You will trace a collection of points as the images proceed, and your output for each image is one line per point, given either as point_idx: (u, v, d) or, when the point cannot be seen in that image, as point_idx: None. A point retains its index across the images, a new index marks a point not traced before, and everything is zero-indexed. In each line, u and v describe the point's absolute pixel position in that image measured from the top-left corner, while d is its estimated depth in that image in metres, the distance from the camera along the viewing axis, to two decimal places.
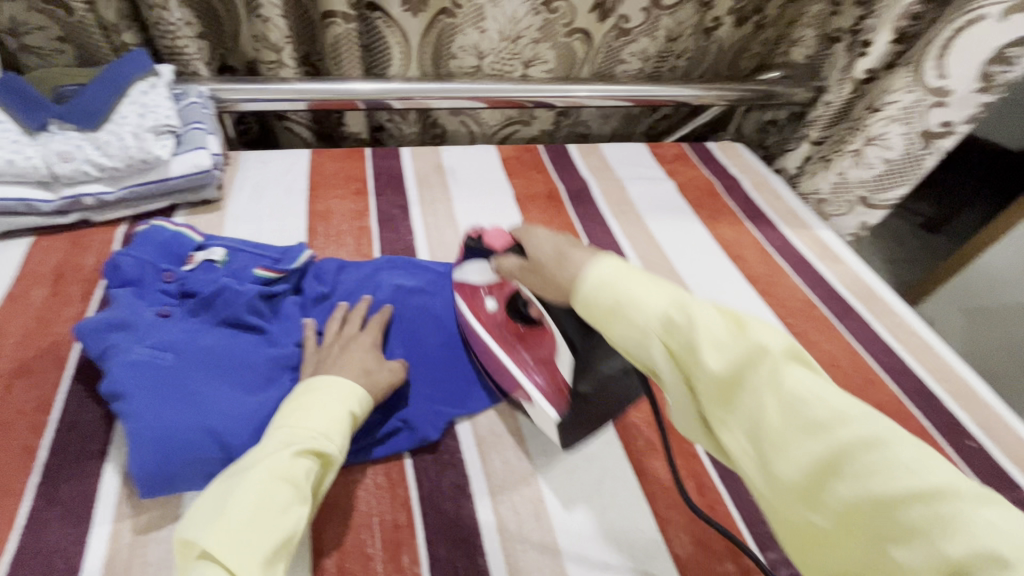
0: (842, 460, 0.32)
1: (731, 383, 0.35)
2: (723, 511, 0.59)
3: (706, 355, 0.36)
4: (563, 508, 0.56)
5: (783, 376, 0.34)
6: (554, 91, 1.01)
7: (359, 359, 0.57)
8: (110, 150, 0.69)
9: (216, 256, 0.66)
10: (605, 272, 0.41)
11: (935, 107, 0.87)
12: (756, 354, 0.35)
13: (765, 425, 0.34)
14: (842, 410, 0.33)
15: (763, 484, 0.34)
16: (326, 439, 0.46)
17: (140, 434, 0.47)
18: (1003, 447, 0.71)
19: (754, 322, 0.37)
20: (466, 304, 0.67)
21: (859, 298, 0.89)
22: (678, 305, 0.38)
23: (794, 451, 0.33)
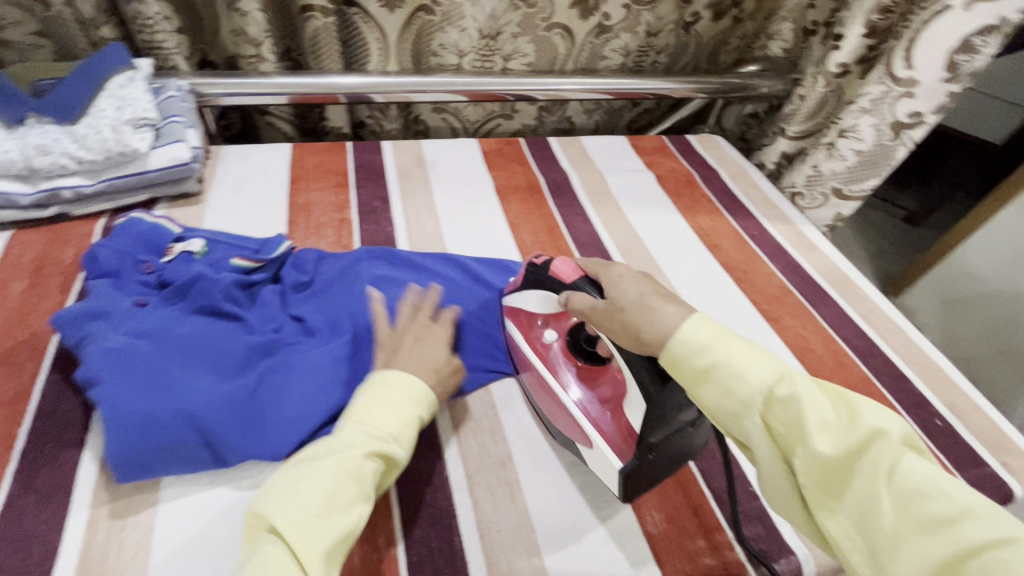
0: (963, 559, 0.35)
1: (842, 469, 0.40)
2: (696, 489, 0.60)
3: (818, 440, 0.40)
4: (537, 489, 0.58)
5: (897, 465, 0.39)
6: (534, 84, 1.02)
7: (435, 355, 0.57)
8: (88, 143, 0.69)
9: (195, 248, 0.67)
10: (702, 333, 0.45)
11: (904, 98, 0.89)
12: (871, 441, 0.40)
13: (878, 516, 0.38)
14: (956, 506, 0.37)
15: (874, 574, 0.38)
16: (392, 443, 0.47)
17: (116, 419, 0.48)
18: (970, 425, 0.73)
19: (862, 408, 0.42)
20: (519, 333, 0.64)
21: (833, 284, 0.91)
22: (780, 379, 0.43)
23: (910, 548, 0.37)
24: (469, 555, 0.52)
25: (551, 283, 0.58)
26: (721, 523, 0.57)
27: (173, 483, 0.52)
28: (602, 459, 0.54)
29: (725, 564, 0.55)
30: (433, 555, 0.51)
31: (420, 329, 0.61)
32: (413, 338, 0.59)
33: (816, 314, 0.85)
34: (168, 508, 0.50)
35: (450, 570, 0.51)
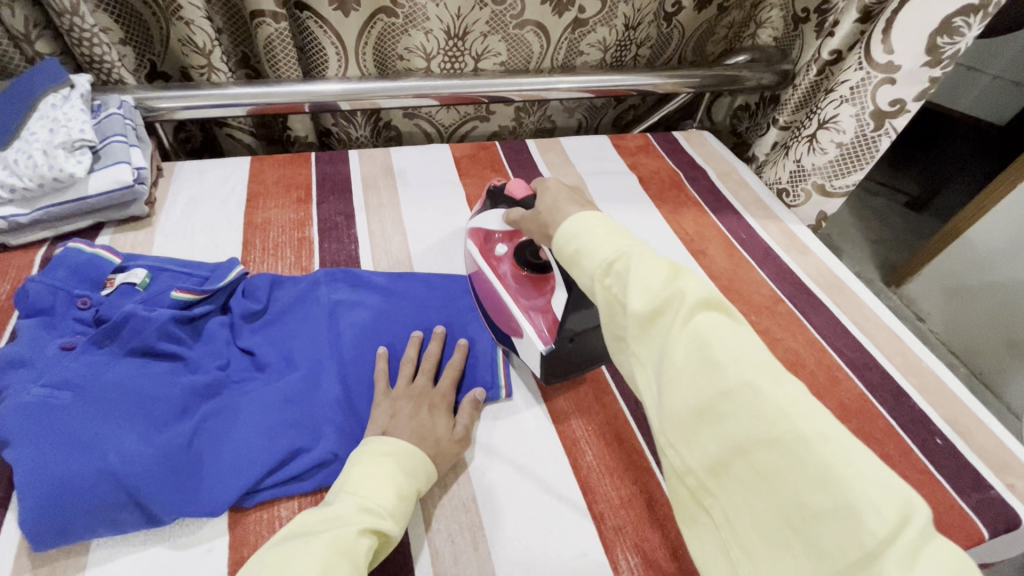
0: (723, 401, 0.33)
1: (646, 322, 0.37)
2: (675, 527, 0.56)
3: (631, 294, 0.38)
4: (503, 535, 0.53)
5: (692, 320, 0.35)
6: (507, 84, 0.97)
7: (426, 424, 0.55)
8: (19, 169, 0.64)
9: (137, 279, 0.62)
10: (577, 223, 0.45)
11: (884, 85, 0.83)
12: (675, 299, 0.37)
13: (669, 362, 0.35)
14: (738, 355, 0.34)
15: (656, 417, 0.37)
16: (389, 519, 0.45)
17: (31, 483, 0.44)
18: (970, 442, 0.69)
19: (687, 273, 0.39)
20: (475, 246, 0.72)
21: (824, 288, 0.86)
22: (620, 254, 0.41)
23: (684, 392, 0.35)
24: None
25: (507, 200, 0.66)
26: None
27: (103, 545, 0.48)
28: (527, 344, 0.64)
29: None
30: None
31: (423, 389, 0.59)
32: (415, 403, 0.57)
33: (807, 323, 0.80)
34: (96, 574, 0.46)
35: None
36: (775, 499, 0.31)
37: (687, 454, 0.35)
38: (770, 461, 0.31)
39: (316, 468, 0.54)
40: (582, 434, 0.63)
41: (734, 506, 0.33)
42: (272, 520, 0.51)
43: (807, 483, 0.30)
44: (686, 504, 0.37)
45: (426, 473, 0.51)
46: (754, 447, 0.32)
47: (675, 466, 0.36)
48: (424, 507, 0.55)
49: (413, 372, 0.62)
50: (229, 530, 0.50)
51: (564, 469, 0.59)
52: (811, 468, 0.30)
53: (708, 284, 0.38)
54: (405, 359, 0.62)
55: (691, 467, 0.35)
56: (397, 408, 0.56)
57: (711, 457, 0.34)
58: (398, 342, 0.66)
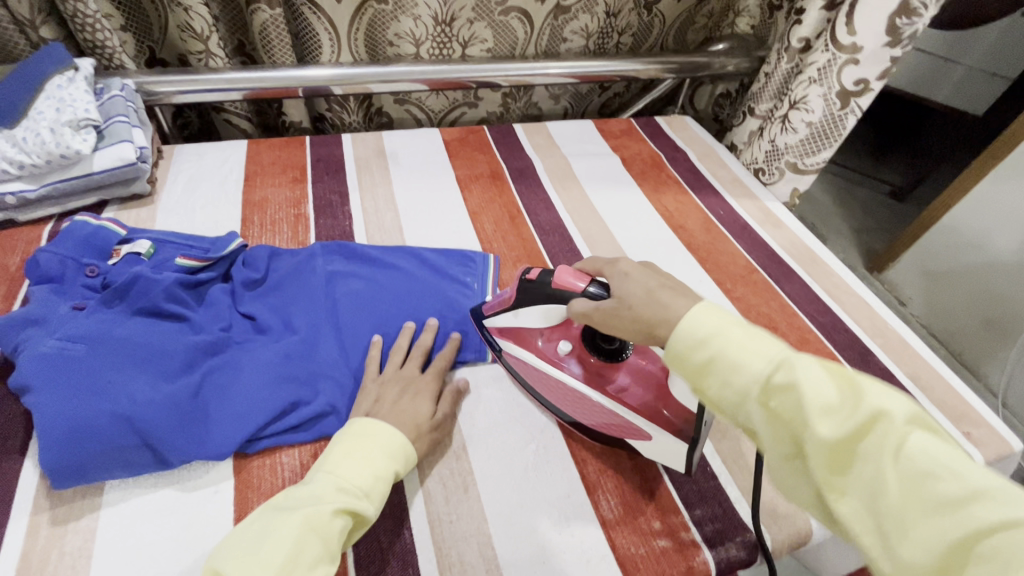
0: (980, 542, 0.29)
1: (846, 453, 0.34)
2: (652, 472, 0.60)
3: (818, 421, 0.35)
4: (489, 478, 0.57)
5: (906, 443, 0.33)
6: (494, 69, 1.01)
7: (411, 409, 0.56)
8: (28, 147, 0.67)
9: (141, 249, 0.66)
10: (702, 323, 0.41)
11: (847, 66, 0.88)
12: (878, 422, 0.34)
13: (886, 497, 0.32)
14: (977, 486, 0.31)
15: (891, 567, 0.32)
16: (363, 499, 0.46)
17: (47, 425, 0.47)
18: (932, 395, 0.73)
19: (866, 386, 0.36)
20: (525, 350, 0.62)
21: (798, 260, 0.90)
22: (776, 365, 0.37)
23: (922, 532, 0.31)
24: (420, 547, 0.52)
25: (550, 293, 0.54)
26: (676, 505, 0.57)
27: (117, 487, 0.51)
28: (662, 447, 0.54)
29: (681, 545, 0.54)
30: (384, 549, 0.51)
31: (411, 374, 0.61)
32: (402, 386, 0.58)
33: (781, 291, 0.84)
34: (111, 512, 0.50)
35: (400, 566, 0.50)
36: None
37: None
38: None
39: (315, 420, 0.57)
40: None
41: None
42: (274, 464, 0.55)
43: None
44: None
45: (417, 420, 0.55)
46: None
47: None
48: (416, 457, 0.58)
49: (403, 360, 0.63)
50: (234, 473, 0.54)
51: (548, 420, 0.63)
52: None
53: (902, 398, 0.36)
54: (395, 347, 0.63)
55: None
56: (383, 392, 0.58)
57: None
58: (392, 310, 0.69)
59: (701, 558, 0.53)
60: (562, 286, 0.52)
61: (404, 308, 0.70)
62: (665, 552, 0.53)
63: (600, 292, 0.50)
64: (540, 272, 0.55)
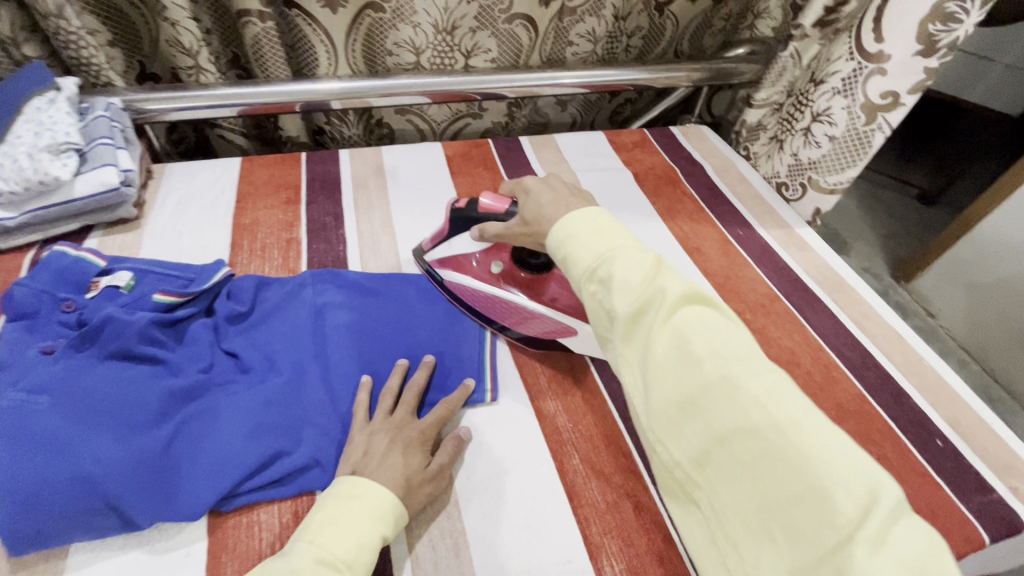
0: (706, 397, 0.37)
1: (632, 324, 0.42)
2: (662, 534, 0.54)
3: (616, 298, 0.42)
4: (485, 540, 0.52)
5: (675, 318, 0.40)
6: (498, 79, 0.95)
7: (402, 462, 0.52)
8: (5, 173, 0.65)
9: (121, 282, 0.62)
10: (567, 226, 0.49)
11: (874, 76, 0.82)
12: (656, 297, 0.41)
13: (652, 357, 0.40)
14: (714, 349, 0.38)
15: (644, 415, 0.40)
16: (346, 572, 0.42)
17: (4, 489, 0.44)
18: (972, 443, 0.67)
19: (666, 271, 0.43)
20: (459, 274, 0.72)
21: (823, 285, 0.84)
22: (601, 262, 0.45)
23: (667, 387, 0.39)
24: None
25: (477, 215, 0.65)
26: (688, 573, 0.52)
27: (83, 549, 0.48)
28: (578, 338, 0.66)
29: None
30: None
31: (402, 421, 0.56)
32: (392, 437, 0.54)
33: (805, 322, 0.78)
34: None
35: None
36: (756, 485, 0.35)
37: (675, 449, 0.39)
38: (747, 447, 0.36)
39: (298, 473, 0.53)
40: (570, 436, 0.61)
41: (721, 495, 0.37)
42: (251, 523, 0.51)
43: (786, 466, 0.34)
44: (682, 502, 0.40)
45: (405, 474, 0.51)
46: (732, 437, 0.36)
47: (664, 460, 0.40)
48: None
49: (394, 404, 0.59)
50: (209, 534, 0.50)
51: (548, 470, 0.58)
52: (786, 452, 0.34)
53: (688, 283, 0.43)
54: (386, 389, 0.59)
55: (679, 458, 0.39)
56: (372, 445, 0.53)
57: (696, 450, 0.38)
58: (384, 346, 0.65)
59: None
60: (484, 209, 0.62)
61: (396, 343, 0.66)
62: None
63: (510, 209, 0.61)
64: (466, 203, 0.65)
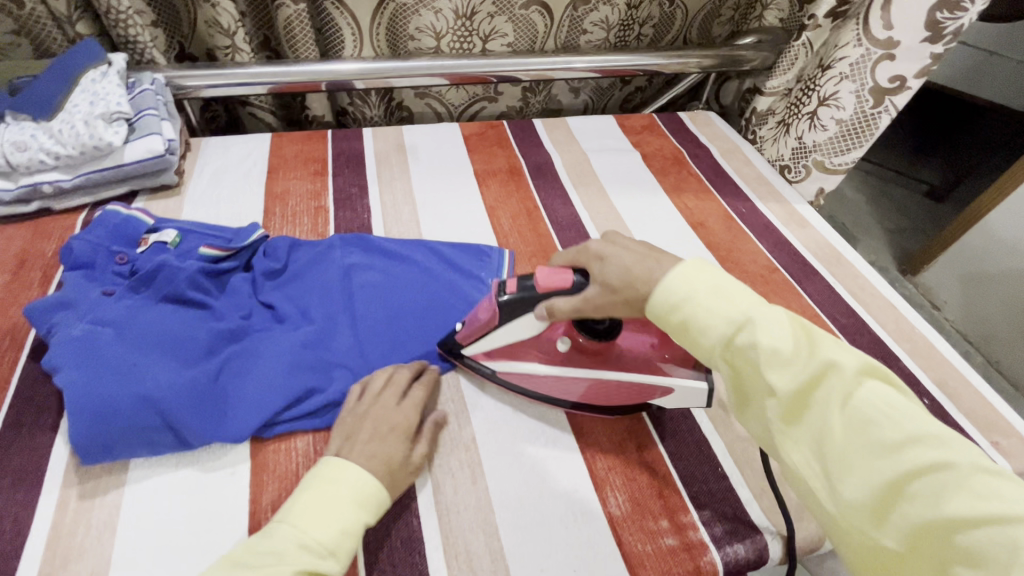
0: (909, 480, 0.37)
1: (800, 402, 0.42)
2: (663, 472, 0.59)
3: (774, 375, 0.42)
4: (499, 471, 0.57)
5: (854, 396, 0.40)
6: (514, 63, 1.00)
7: (387, 450, 0.51)
8: (64, 138, 0.71)
9: (167, 238, 0.68)
10: (679, 287, 0.46)
11: (884, 61, 0.87)
12: (826, 372, 0.41)
13: (831, 440, 0.40)
14: (909, 432, 0.38)
15: (830, 499, 0.40)
16: (328, 559, 0.42)
17: (78, 403, 0.50)
18: (960, 403, 0.70)
19: (824, 342, 0.43)
20: (520, 364, 0.62)
21: (822, 260, 0.88)
22: (739, 326, 0.43)
23: (861, 472, 0.39)
24: (427, 534, 0.52)
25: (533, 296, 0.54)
26: (686, 505, 0.56)
27: (141, 466, 0.53)
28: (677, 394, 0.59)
29: (689, 545, 0.54)
30: (392, 536, 0.52)
31: (387, 408, 0.55)
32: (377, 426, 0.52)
33: (803, 293, 0.82)
34: (135, 489, 0.52)
35: (408, 553, 0.51)
36: None
37: (878, 537, 0.38)
38: (973, 538, 0.34)
39: (330, 408, 0.59)
40: None
41: None
42: (289, 450, 0.56)
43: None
44: None
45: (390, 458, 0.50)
46: (949, 526, 0.35)
47: (861, 548, 0.39)
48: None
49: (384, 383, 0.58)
50: (252, 457, 0.55)
51: (557, 416, 0.63)
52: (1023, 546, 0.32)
53: (854, 354, 0.43)
54: None
55: (884, 545, 0.38)
56: (356, 431, 0.52)
57: (904, 537, 0.37)
58: (407, 302, 0.70)
59: (709, 558, 0.53)
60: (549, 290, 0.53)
61: (417, 301, 0.71)
62: (672, 551, 0.53)
63: (579, 285, 0.51)
64: (517, 283, 0.55)
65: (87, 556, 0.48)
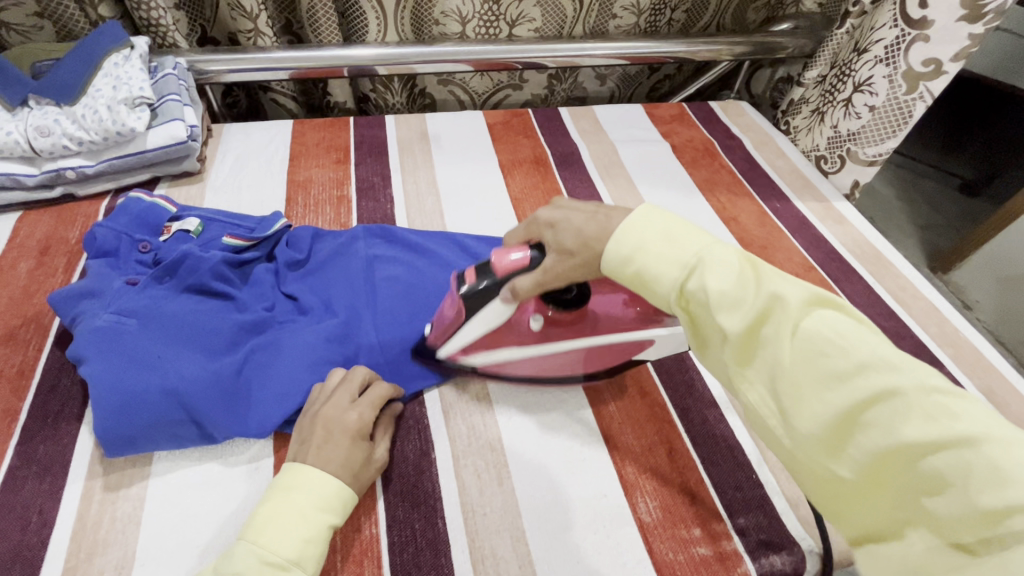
0: (864, 409, 0.32)
1: (750, 339, 0.36)
2: (694, 477, 0.57)
3: (722, 315, 0.36)
4: (524, 472, 0.56)
5: (801, 327, 0.34)
6: (541, 48, 0.97)
7: (339, 456, 0.48)
8: (86, 123, 0.70)
9: (190, 226, 0.66)
10: (629, 237, 0.41)
11: (917, 43, 0.82)
12: (773, 306, 0.35)
13: (783, 374, 0.34)
14: (862, 358, 0.32)
15: (785, 436, 0.35)
16: (293, 568, 0.41)
17: (102, 395, 0.50)
18: (1008, 413, 0.67)
19: (768, 273, 0.37)
20: (496, 352, 0.58)
21: (860, 259, 0.84)
22: (690, 269, 0.38)
23: (813, 406, 0.33)
24: (452, 537, 0.51)
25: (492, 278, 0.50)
26: (719, 513, 0.54)
27: (164, 458, 0.53)
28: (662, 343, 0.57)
29: (723, 555, 0.51)
30: (416, 537, 0.50)
31: (335, 409, 0.51)
32: (326, 429, 0.49)
33: (840, 293, 0.78)
34: (158, 482, 0.51)
35: (432, 555, 0.49)
36: (950, 505, 0.29)
37: (834, 470, 0.33)
38: (932, 464, 0.30)
39: None
40: (606, 392, 0.64)
41: (912, 518, 0.31)
42: None
43: (981, 481, 0.28)
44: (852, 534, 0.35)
45: (350, 463, 0.48)
46: (911, 453, 0.30)
47: (819, 482, 0.35)
48: (440, 393, 0.62)
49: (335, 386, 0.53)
50: (275, 451, 0.54)
51: (584, 414, 0.61)
52: (980, 467, 0.28)
53: (801, 283, 0.37)
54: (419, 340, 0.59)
55: (841, 478, 0.33)
56: (307, 435, 0.49)
57: (863, 468, 0.32)
58: (431, 296, 0.68)
59: (743, 570, 0.51)
60: (506, 266, 0.49)
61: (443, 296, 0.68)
62: (705, 561, 0.51)
63: (537, 258, 0.48)
64: (477, 274, 0.52)
65: (112, 548, 0.47)
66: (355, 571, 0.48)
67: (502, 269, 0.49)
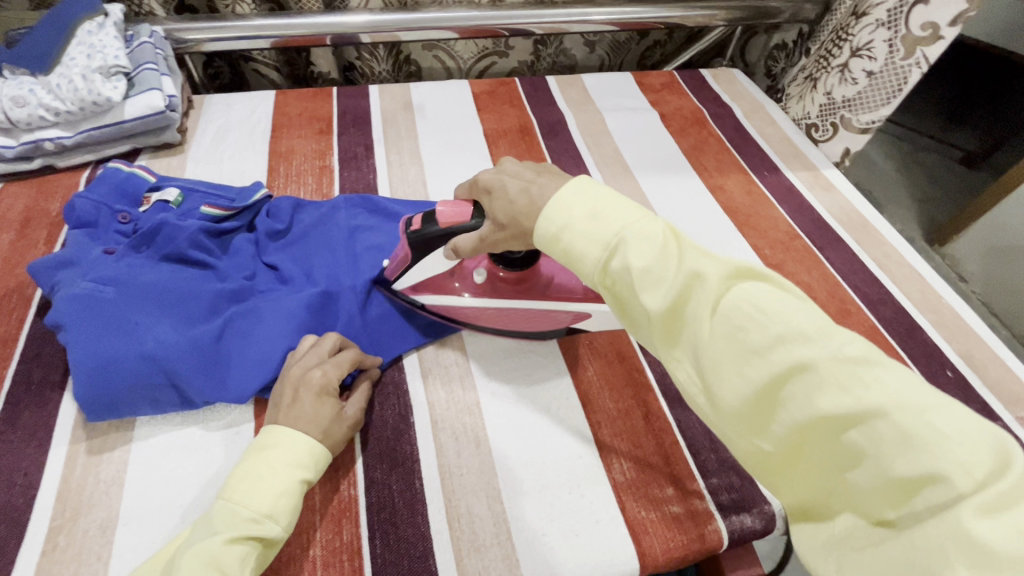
0: (781, 385, 0.31)
1: (673, 318, 0.36)
2: (670, 440, 0.58)
3: (645, 295, 0.36)
4: (503, 434, 0.57)
5: (720, 301, 0.33)
6: (528, 14, 0.95)
7: (311, 415, 0.49)
8: (62, 93, 0.69)
9: (170, 197, 0.67)
10: (556, 216, 0.40)
11: (917, 6, 0.80)
12: (692, 283, 0.34)
13: (706, 353, 0.34)
14: (779, 332, 0.31)
15: (711, 411, 0.35)
16: (266, 522, 0.43)
17: (82, 360, 0.51)
18: (986, 378, 0.67)
19: (690, 248, 0.36)
20: (443, 299, 0.61)
21: (845, 226, 0.84)
22: (612, 249, 0.38)
23: (731, 383, 0.33)
24: (429, 497, 0.52)
25: (436, 231, 0.52)
26: (692, 472, 0.55)
27: (146, 423, 0.54)
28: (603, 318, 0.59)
29: (695, 513, 0.52)
30: (395, 498, 0.52)
31: (302, 373, 0.51)
32: (296, 390, 0.50)
33: (824, 260, 0.78)
34: (141, 445, 0.52)
35: (409, 513, 0.51)
36: (868, 476, 0.30)
37: (758, 444, 0.34)
38: (852, 440, 0.30)
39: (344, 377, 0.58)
40: (588, 357, 0.64)
41: (834, 486, 0.32)
42: None
43: (892, 452, 0.28)
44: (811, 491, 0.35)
45: (320, 422, 0.49)
46: (835, 429, 0.30)
47: (748, 454, 0.35)
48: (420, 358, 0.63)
49: (309, 356, 0.53)
50: (255, 416, 0.55)
51: (562, 378, 0.62)
52: (889, 438, 0.28)
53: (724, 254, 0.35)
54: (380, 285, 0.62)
55: (765, 450, 0.34)
56: (279, 397, 0.50)
57: (786, 443, 0.33)
58: None
59: (714, 527, 0.52)
60: (445, 221, 0.51)
61: None
62: (676, 518, 0.52)
63: (476, 219, 0.50)
64: (422, 220, 0.53)
65: (95, 509, 0.48)
66: (333, 528, 0.49)
67: (444, 223, 0.52)
